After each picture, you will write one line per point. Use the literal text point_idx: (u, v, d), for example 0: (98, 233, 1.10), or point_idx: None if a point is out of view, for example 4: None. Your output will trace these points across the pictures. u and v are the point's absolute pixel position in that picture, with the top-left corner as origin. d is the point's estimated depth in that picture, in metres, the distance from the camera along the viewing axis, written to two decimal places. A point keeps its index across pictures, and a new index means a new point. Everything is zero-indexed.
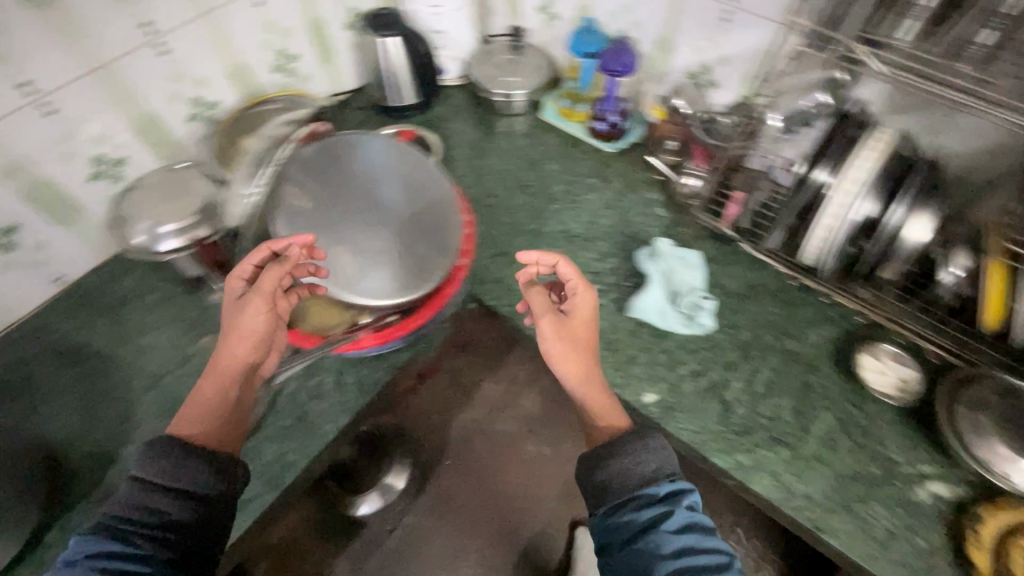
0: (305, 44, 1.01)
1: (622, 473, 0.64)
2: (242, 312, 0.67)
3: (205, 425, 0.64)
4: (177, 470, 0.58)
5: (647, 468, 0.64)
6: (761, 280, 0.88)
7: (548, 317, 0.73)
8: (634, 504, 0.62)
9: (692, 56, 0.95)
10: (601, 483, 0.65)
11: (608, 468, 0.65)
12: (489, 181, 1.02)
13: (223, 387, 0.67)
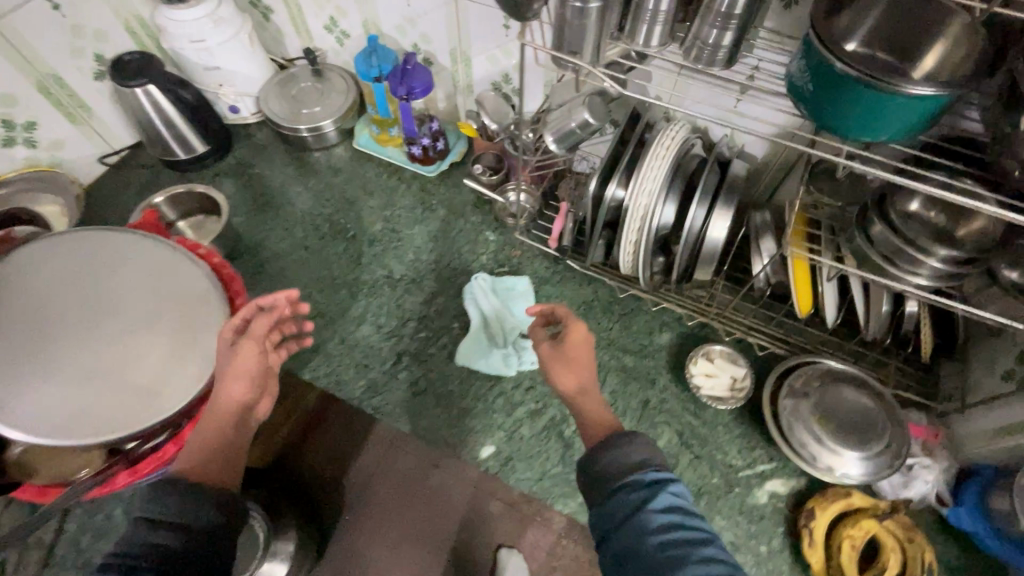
0: (52, 107, 0.86)
1: (608, 462, 0.47)
2: (235, 355, 0.56)
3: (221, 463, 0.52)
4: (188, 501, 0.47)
5: (631, 458, 0.46)
6: (595, 295, 0.85)
7: (553, 345, 0.57)
8: (620, 489, 0.45)
9: (491, 66, 0.87)
10: (590, 476, 0.48)
11: (597, 459, 0.48)
12: (301, 230, 0.92)
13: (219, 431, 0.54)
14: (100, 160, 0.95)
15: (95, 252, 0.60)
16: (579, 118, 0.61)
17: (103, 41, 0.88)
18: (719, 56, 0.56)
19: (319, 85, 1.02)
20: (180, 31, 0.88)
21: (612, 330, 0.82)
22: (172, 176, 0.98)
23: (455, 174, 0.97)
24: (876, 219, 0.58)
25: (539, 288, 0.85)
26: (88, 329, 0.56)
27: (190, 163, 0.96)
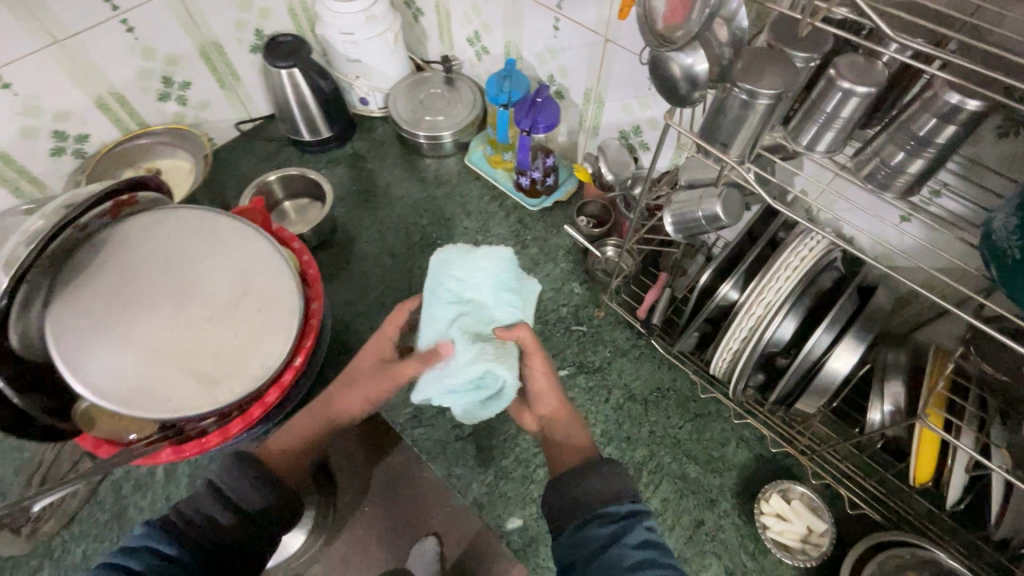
0: (212, 75, 0.92)
1: (594, 492, 0.54)
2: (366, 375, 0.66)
3: (301, 457, 0.64)
4: (249, 484, 0.52)
5: (610, 489, 0.54)
6: (672, 384, 0.77)
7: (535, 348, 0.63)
8: (597, 520, 0.51)
9: (623, 113, 0.81)
10: (567, 504, 0.54)
11: (574, 490, 0.55)
12: (393, 235, 0.92)
13: (312, 429, 0.66)
14: (236, 126, 1.01)
15: (199, 229, 0.62)
16: (708, 210, 0.54)
17: (265, 18, 0.93)
18: (898, 182, 0.47)
19: (448, 94, 1.01)
20: (334, 22, 0.91)
21: (681, 430, 0.74)
22: (296, 154, 1.02)
23: (557, 213, 0.93)
24: None
25: (612, 360, 0.79)
26: (173, 304, 0.59)
27: (313, 144, 1.00)
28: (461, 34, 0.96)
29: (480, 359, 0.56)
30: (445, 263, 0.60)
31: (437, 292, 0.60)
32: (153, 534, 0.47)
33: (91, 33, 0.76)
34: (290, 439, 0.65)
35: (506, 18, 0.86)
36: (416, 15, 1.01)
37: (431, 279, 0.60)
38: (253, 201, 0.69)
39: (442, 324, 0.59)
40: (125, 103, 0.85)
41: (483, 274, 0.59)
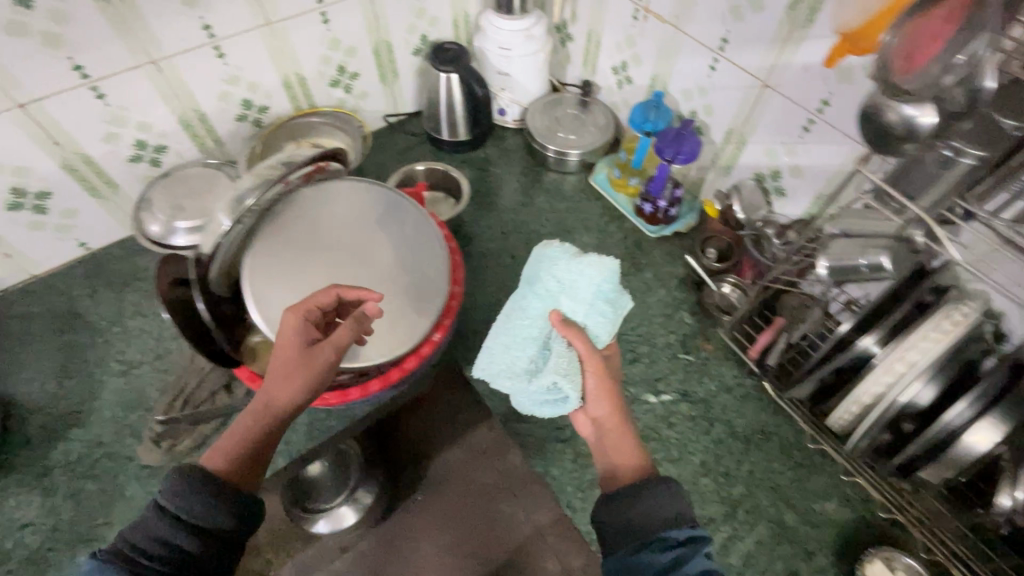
0: (377, 69, 1.02)
1: (643, 516, 0.55)
2: (290, 349, 0.57)
3: (259, 459, 0.57)
4: (208, 509, 0.51)
5: (666, 512, 0.54)
6: (776, 429, 0.76)
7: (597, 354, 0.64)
8: (652, 545, 0.52)
9: (764, 157, 0.83)
10: (621, 527, 0.55)
11: (629, 512, 0.55)
12: (515, 238, 0.96)
13: (257, 426, 0.57)
14: (384, 118, 1.10)
15: (371, 202, 0.69)
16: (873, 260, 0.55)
17: (433, 25, 1.01)
18: None
19: (582, 115, 1.06)
20: (495, 36, 0.98)
21: (783, 477, 0.73)
22: (431, 152, 1.09)
23: (674, 244, 0.95)
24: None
25: (717, 395, 0.79)
26: (342, 265, 0.65)
27: (449, 144, 1.07)
28: (608, 63, 1.02)
29: (551, 371, 0.62)
30: (550, 265, 0.67)
31: (536, 289, 0.68)
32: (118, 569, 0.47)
33: (296, 20, 0.86)
34: (232, 449, 0.56)
35: (660, 52, 0.90)
36: (565, 39, 1.08)
37: (534, 276, 0.69)
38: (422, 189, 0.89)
39: (528, 317, 0.67)
40: (304, 83, 0.95)
41: (586, 278, 0.65)
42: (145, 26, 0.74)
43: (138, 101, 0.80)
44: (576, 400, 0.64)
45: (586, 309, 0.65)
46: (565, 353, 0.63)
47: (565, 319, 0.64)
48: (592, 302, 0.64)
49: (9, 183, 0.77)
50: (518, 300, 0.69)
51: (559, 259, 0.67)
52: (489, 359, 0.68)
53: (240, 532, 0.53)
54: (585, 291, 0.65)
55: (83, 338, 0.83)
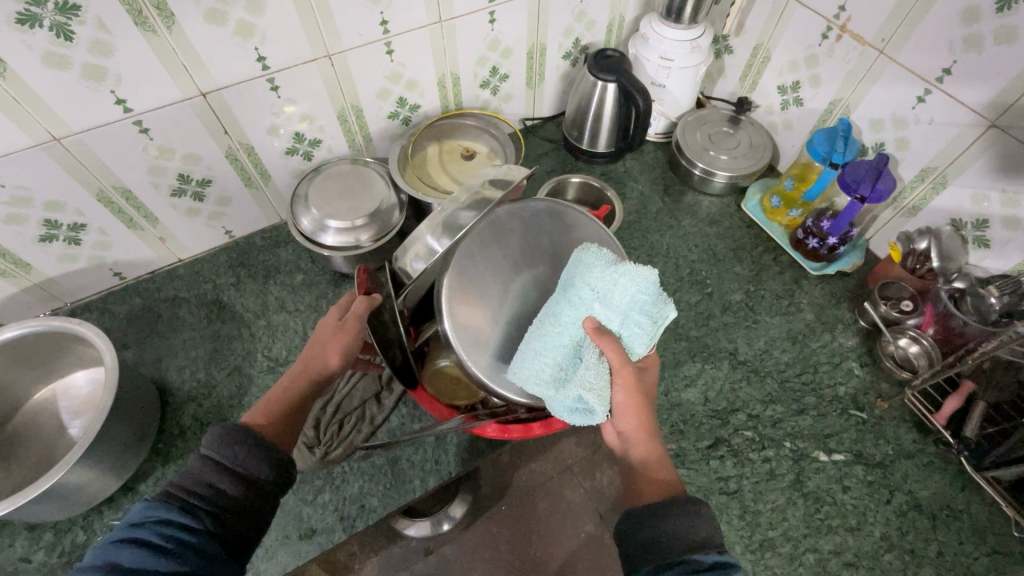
0: (527, 72, 0.97)
1: (676, 535, 0.51)
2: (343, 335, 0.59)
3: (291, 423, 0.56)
4: (258, 456, 0.51)
5: (695, 535, 0.50)
6: (966, 507, 0.69)
7: (630, 368, 0.55)
8: (679, 567, 0.48)
9: (969, 202, 0.75)
10: (644, 543, 0.51)
11: (652, 530, 0.51)
12: (662, 263, 0.91)
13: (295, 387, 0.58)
14: (521, 121, 1.06)
15: (559, 221, 0.64)
16: None
17: (590, 29, 0.96)
18: None
19: (736, 134, 0.99)
20: (658, 46, 0.92)
21: (976, 562, 0.66)
22: (566, 160, 1.05)
23: (836, 284, 0.88)
24: None
25: (896, 460, 0.72)
26: (531, 288, 0.61)
27: (589, 154, 1.02)
28: (775, 81, 0.94)
29: (576, 384, 0.53)
30: (584, 268, 0.56)
31: (567, 292, 0.56)
32: (169, 506, 0.46)
33: (466, 18, 0.82)
34: (271, 406, 0.56)
35: (849, 76, 0.82)
36: (724, 51, 1.01)
37: (567, 278, 0.58)
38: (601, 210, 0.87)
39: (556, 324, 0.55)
40: (457, 82, 0.91)
41: (624, 285, 0.54)
42: (330, 19, 0.71)
43: (307, 95, 0.78)
44: (601, 416, 0.54)
45: (620, 319, 0.54)
46: (595, 365, 0.54)
47: (600, 330, 0.54)
48: (631, 314, 0.54)
49: (179, 170, 0.77)
50: (549, 303, 0.58)
51: (593, 262, 0.56)
52: (516, 365, 0.56)
53: (280, 490, 0.52)
54: (623, 302, 0.54)
55: (232, 330, 0.83)
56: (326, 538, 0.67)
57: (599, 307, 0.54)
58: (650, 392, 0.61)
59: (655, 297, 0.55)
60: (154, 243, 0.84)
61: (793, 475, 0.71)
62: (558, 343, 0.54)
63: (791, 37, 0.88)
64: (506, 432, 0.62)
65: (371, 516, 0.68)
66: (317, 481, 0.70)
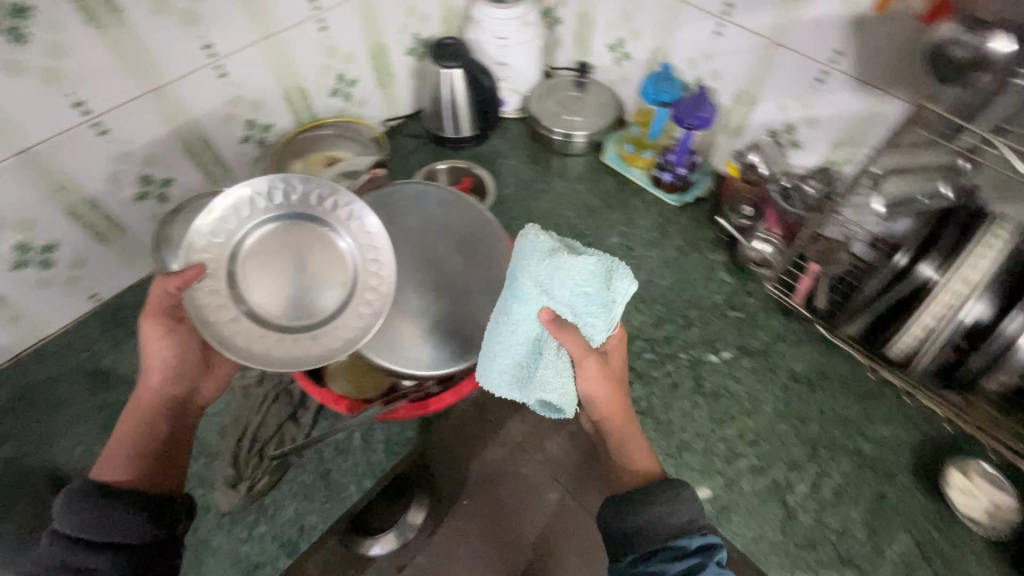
0: (375, 73, 0.99)
1: (654, 521, 0.56)
2: (156, 350, 0.65)
3: (164, 463, 0.63)
4: (114, 519, 0.54)
5: (675, 521, 0.56)
6: (833, 368, 0.80)
7: (592, 357, 0.58)
8: (663, 553, 0.54)
9: (776, 114, 0.87)
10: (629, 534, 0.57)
11: (638, 516, 0.57)
12: (544, 226, 0.97)
13: (138, 420, 0.64)
14: (383, 123, 1.07)
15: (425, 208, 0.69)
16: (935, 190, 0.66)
17: (425, 23, 0.99)
18: None
19: (582, 96, 1.07)
20: (491, 28, 0.98)
21: (850, 409, 0.77)
22: (436, 152, 1.08)
23: (697, 209, 0.98)
24: None
25: (772, 344, 0.82)
26: (418, 271, 0.67)
27: (455, 142, 1.06)
28: (602, 42, 1.03)
29: (539, 387, 0.58)
30: (525, 262, 0.56)
31: (514, 288, 0.57)
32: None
33: (294, 30, 0.82)
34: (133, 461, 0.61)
35: (660, 25, 0.92)
36: (554, 24, 1.08)
37: (512, 273, 0.58)
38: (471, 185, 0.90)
39: (510, 325, 0.57)
40: (304, 96, 0.91)
41: (565, 277, 0.54)
42: (144, 52, 0.69)
43: (144, 134, 0.75)
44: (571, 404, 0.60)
45: (571, 311, 0.56)
46: (554, 360, 0.57)
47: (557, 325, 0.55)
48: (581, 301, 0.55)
49: (14, 240, 0.71)
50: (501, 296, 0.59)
51: (535, 258, 0.55)
52: (482, 369, 0.61)
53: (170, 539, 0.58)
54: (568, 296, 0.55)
55: (122, 394, 0.78)
56: (270, 568, 0.65)
57: (549, 299, 0.56)
58: (617, 366, 0.66)
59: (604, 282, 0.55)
60: (8, 325, 0.77)
61: (692, 381, 0.79)
62: (515, 342, 0.58)
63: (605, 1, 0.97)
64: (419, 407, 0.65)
65: (313, 533, 0.67)
66: (249, 517, 0.68)
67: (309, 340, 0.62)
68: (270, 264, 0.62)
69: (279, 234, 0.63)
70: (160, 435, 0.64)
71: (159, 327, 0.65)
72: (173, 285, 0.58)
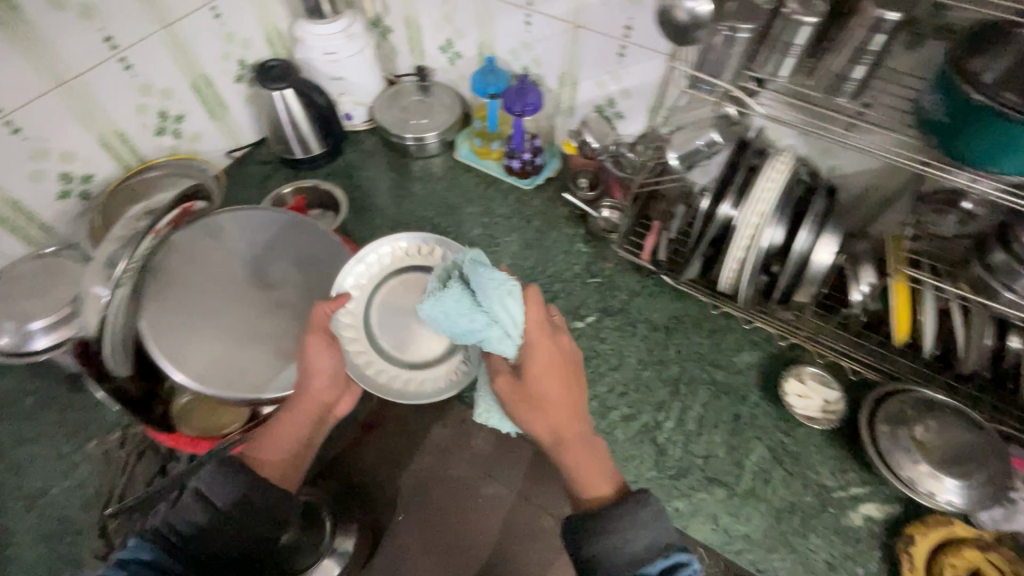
0: (205, 105, 0.96)
1: (615, 548, 0.54)
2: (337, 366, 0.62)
3: (284, 466, 0.60)
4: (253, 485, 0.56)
5: (636, 548, 0.54)
6: (685, 311, 0.87)
7: (507, 374, 0.63)
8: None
9: (597, 90, 0.94)
10: (587, 560, 0.55)
11: (592, 545, 0.55)
12: (407, 230, 0.99)
13: (301, 430, 0.61)
14: (227, 154, 1.04)
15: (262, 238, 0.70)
16: (707, 138, 0.69)
17: (247, 48, 0.98)
18: (847, 86, 0.61)
19: (427, 99, 1.10)
20: (316, 44, 0.98)
21: (703, 345, 0.84)
22: (290, 175, 1.06)
23: (549, 189, 1.03)
24: (999, 249, 0.58)
25: (630, 301, 0.89)
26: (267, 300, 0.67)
27: (306, 162, 1.05)
28: (434, 45, 1.06)
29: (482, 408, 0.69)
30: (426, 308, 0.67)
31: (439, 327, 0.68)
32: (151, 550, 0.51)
33: (92, 73, 0.78)
34: (277, 454, 0.60)
35: (479, 20, 0.96)
36: (386, 33, 1.10)
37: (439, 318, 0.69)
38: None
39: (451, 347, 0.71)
40: (125, 139, 0.87)
41: (446, 307, 0.62)
42: None
43: None
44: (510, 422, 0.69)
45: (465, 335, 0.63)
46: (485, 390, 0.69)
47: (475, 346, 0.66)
48: (469, 328, 0.62)
49: None
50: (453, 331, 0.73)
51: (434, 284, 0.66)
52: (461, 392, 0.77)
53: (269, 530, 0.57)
54: (450, 325, 0.63)
55: None
56: None
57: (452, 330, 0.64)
58: (573, 384, 0.62)
59: (479, 304, 0.60)
60: None
61: None
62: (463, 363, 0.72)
63: (426, 4, 1.00)
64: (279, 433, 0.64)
65: None
66: None
67: (417, 374, 0.72)
68: (176, 293, 0.62)
69: (403, 283, 0.75)
70: (308, 454, 0.63)
71: (324, 344, 0.60)
72: (330, 306, 0.61)
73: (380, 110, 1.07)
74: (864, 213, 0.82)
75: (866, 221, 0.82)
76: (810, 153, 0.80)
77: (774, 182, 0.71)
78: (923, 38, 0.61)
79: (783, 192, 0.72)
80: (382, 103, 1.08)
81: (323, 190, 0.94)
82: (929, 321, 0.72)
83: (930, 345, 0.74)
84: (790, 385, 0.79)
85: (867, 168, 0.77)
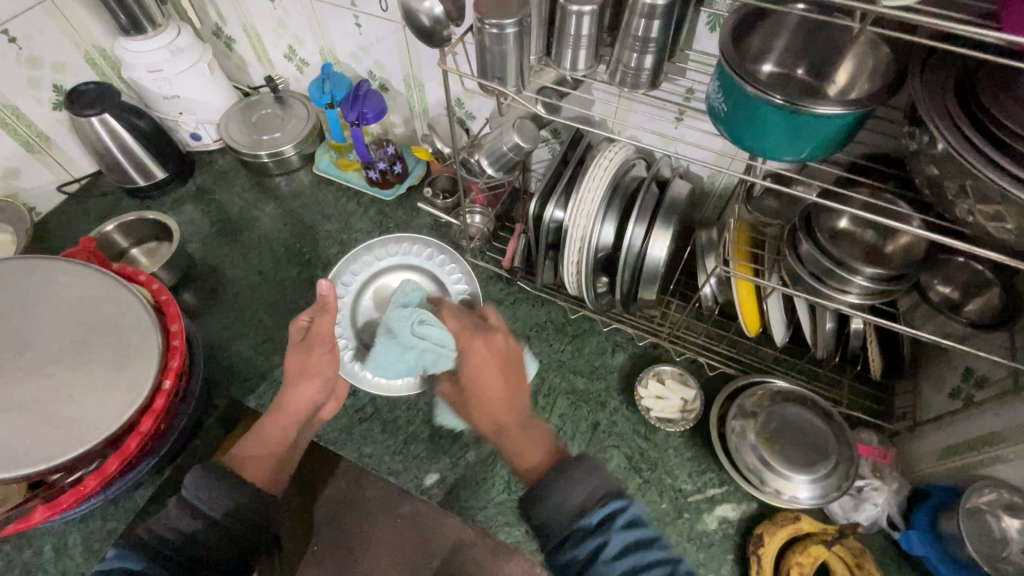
0: (16, 139, 0.88)
1: (553, 511, 0.47)
2: (323, 347, 0.66)
3: (277, 464, 0.63)
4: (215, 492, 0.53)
5: (570, 505, 0.47)
6: (547, 316, 0.84)
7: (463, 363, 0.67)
8: (571, 539, 0.46)
9: (442, 91, 0.89)
10: (536, 526, 0.48)
11: (539, 511, 0.48)
12: (259, 255, 0.93)
13: (287, 433, 0.66)
14: (59, 189, 0.97)
15: (31, 287, 0.62)
16: (513, 142, 0.65)
17: (60, 72, 0.90)
18: (643, 79, 0.57)
19: (277, 110, 1.02)
20: (138, 62, 0.90)
21: (563, 351, 0.81)
22: (134, 204, 0.99)
23: (413, 198, 0.98)
24: (805, 238, 0.57)
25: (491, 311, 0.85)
26: (28, 356, 0.59)
27: (148, 190, 0.98)
28: (278, 53, 1.00)
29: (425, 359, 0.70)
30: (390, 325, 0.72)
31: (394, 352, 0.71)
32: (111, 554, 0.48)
33: None
34: (268, 459, 0.62)
35: (311, 26, 0.90)
36: (228, 43, 1.03)
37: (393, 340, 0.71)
38: (81, 244, 0.70)
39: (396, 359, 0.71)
40: None
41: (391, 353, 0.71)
42: None
43: None
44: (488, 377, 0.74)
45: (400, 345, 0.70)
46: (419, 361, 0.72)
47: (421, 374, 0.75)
48: (408, 364, 0.71)
49: None
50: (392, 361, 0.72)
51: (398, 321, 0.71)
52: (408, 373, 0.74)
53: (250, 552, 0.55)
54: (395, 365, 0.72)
55: None
56: None
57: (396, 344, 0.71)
58: (517, 386, 0.63)
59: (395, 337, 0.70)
60: None
61: None
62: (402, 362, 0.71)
63: (256, 11, 0.93)
64: (55, 508, 0.55)
65: None
66: None
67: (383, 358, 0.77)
68: None
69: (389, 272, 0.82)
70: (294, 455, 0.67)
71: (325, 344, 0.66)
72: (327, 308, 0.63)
73: (224, 126, 0.99)
74: (713, 202, 0.79)
75: (716, 209, 0.80)
76: (652, 144, 0.77)
77: (600, 176, 0.67)
78: (722, 16, 0.59)
79: (611, 187, 0.68)
80: (228, 118, 1.00)
81: (156, 221, 0.87)
82: (774, 311, 0.71)
83: (780, 332, 0.72)
84: (646, 384, 0.76)
85: (705, 157, 0.74)
